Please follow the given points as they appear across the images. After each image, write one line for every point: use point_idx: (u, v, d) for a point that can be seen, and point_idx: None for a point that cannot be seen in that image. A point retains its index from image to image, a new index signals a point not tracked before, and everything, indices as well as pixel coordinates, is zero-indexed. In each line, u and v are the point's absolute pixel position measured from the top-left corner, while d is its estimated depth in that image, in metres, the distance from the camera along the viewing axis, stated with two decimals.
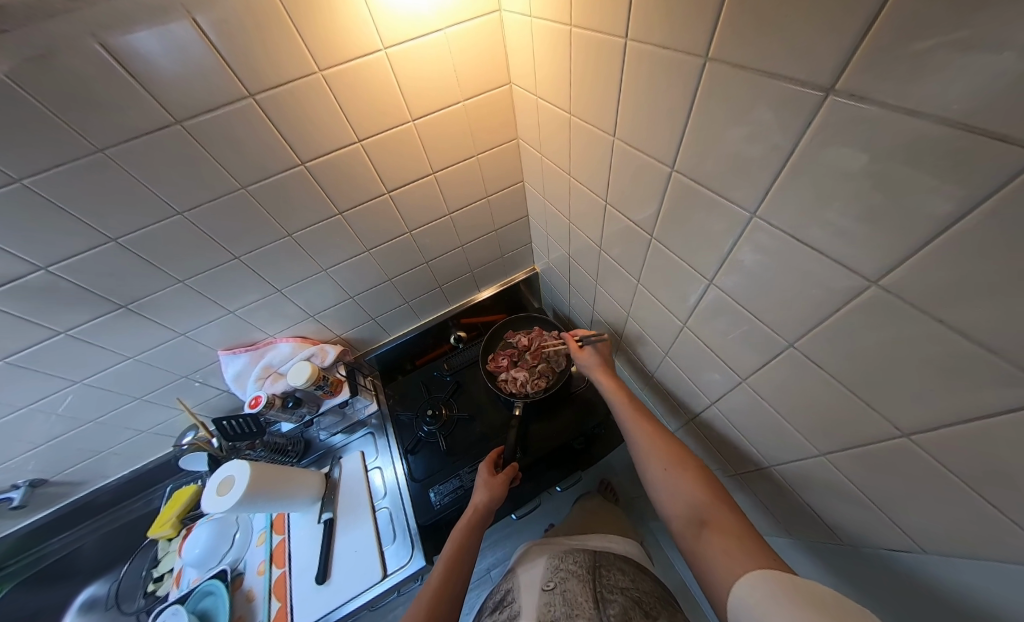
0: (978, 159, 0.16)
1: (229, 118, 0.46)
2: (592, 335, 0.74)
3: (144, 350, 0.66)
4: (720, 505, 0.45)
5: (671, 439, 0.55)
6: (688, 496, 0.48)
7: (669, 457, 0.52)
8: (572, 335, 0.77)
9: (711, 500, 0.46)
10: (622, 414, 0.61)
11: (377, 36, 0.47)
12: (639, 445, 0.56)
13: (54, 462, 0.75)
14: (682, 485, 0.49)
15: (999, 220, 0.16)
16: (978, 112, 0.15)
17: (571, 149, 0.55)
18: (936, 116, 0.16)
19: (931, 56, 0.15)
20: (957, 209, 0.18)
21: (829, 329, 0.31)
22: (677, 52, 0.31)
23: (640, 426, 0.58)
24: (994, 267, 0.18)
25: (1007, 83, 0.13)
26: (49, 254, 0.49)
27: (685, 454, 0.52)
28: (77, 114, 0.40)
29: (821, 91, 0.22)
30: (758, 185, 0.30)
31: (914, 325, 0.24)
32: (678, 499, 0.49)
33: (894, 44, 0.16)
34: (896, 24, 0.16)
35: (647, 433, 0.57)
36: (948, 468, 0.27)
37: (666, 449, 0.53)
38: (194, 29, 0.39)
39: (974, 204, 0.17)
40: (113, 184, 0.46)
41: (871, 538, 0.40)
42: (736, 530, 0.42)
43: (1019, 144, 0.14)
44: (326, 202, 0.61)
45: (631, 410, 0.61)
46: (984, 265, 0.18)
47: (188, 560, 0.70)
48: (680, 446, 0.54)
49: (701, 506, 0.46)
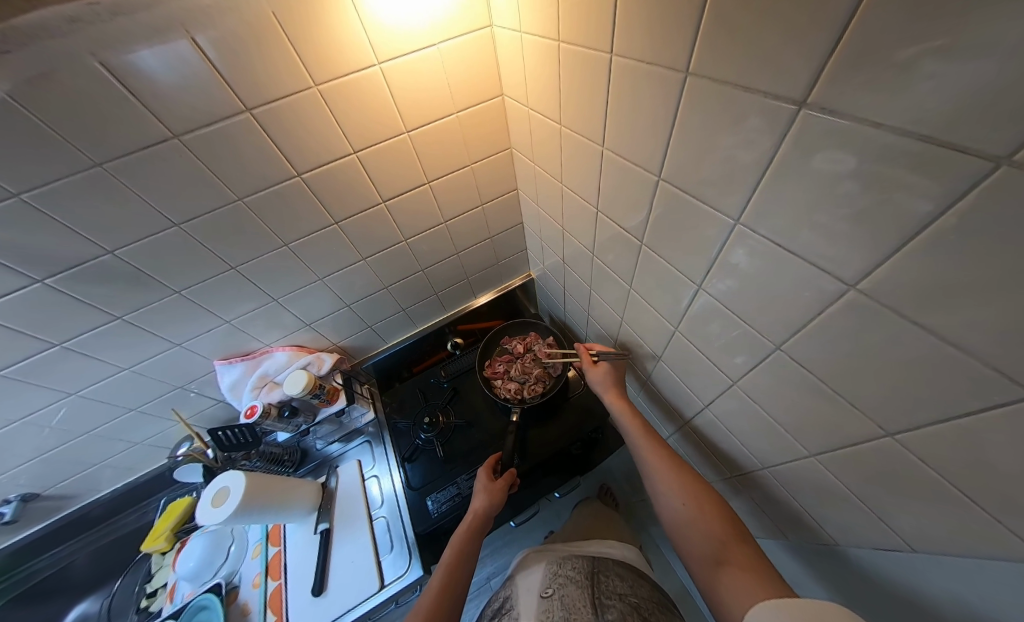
0: (950, 161, 0.16)
1: (225, 132, 0.47)
2: (609, 351, 0.74)
3: (139, 362, 0.66)
4: (737, 542, 0.45)
5: (687, 471, 0.54)
6: (707, 531, 0.47)
7: (686, 488, 0.52)
8: (587, 349, 0.76)
9: (728, 537, 0.46)
10: (635, 442, 0.60)
11: (372, 51, 0.48)
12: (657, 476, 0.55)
13: (47, 475, 0.75)
14: (700, 519, 0.48)
15: (973, 219, 0.17)
16: (945, 117, 0.16)
17: (562, 158, 0.56)
18: (904, 124, 0.18)
19: (901, 64, 0.16)
20: (932, 210, 0.19)
21: (815, 331, 0.32)
22: (659, 67, 0.32)
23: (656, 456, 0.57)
24: (968, 266, 0.18)
25: (971, 90, 0.14)
26: (45, 267, 0.49)
27: (703, 486, 0.52)
28: (75, 130, 0.41)
29: (792, 104, 0.23)
30: (742, 192, 0.31)
31: (894, 326, 0.25)
32: (701, 538, 0.47)
33: (863, 58, 0.18)
34: (863, 39, 0.17)
35: (663, 463, 0.55)
36: (932, 468, 0.27)
37: (685, 479, 0.53)
38: (193, 48, 0.40)
39: (949, 204, 0.18)
40: (110, 197, 0.47)
41: (862, 541, 0.41)
42: (755, 565, 0.42)
43: (976, 153, 0.15)
44: (322, 212, 0.62)
45: (646, 441, 0.59)
46: (960, 264, 0.19)
47: (181, 574, 0.69)
48: (695, 477, 0.53)
49: (719, 542, 0.46)
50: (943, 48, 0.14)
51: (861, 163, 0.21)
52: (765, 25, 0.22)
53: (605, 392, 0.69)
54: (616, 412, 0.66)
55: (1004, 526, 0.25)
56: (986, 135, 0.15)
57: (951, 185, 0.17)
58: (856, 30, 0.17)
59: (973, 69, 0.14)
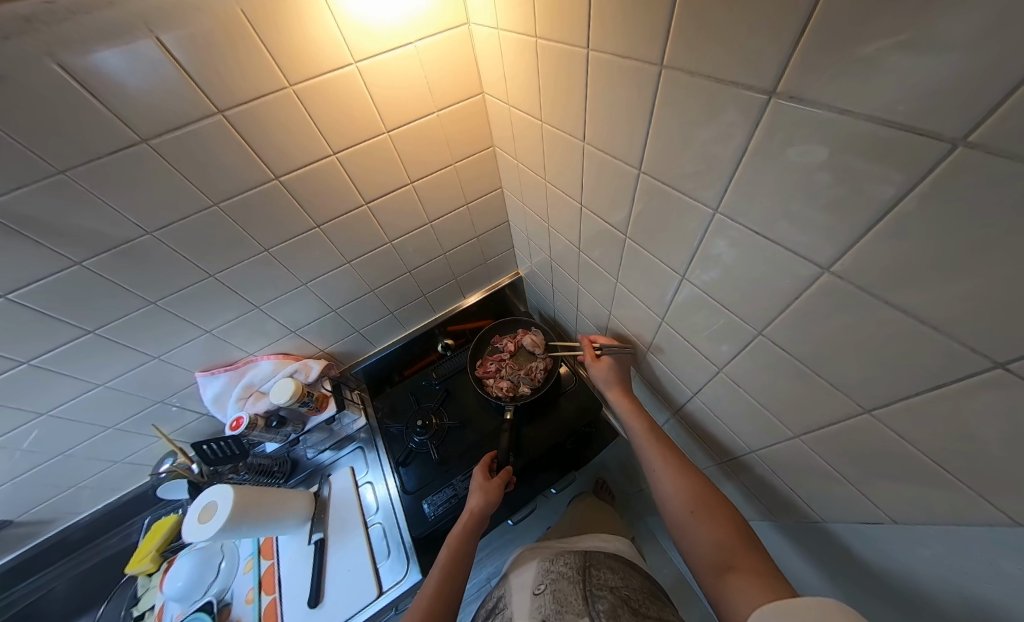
0: (912, 144, 0.17)
1: (197, 135, 0.46)
2: (613, 344, 0.71)
3: (116, 377, 0.64)
4: (744, 550, 0.45)
5: (694, 475, 0.54)
6: (712, 539, 0.47)
7: (693, 495, 0.52)
8: (590, 342, 0.74)
9: (736, 545, 0.46)
10: (641, 442, 0.61)
11: (347, 50, 0.47)
12: (663, 481, 0.56)
13: (19, 501, 0.71)
14: (706, 528, 0.48)
15: (933, 200, 0.18)
16: (903, 102, 0.16)
17: (544, 154, 0.56)
18: (870, 109, 0.18)
19: (864, 53, 0.17)
20: (895, 194, 0.20)
21: (794, 315, 0.33)
22: (634, 61, 0.32)
23: (664, 459, 0.57)
24: (930, 245, 0.19)
25: (929, 71, 0.15)
26: (9, 281, 0.47)
27: (710, 493, 0.52)
28: (33, 136, 0.39)
29: (763, 94, 0.24)
30: (718, 183, 0.32)
31: (865, 307, 0.25)
32: (705, 546, 0.48)
33: (827, 46, 0.18)
34: (826, 27, 0.18)
35: (670, 468, 0.56)
36: (911, 443, 0.28)
37: (691, 485, 0.53)
38: (158, 48, 0.38)
39: (911, 187, 0.18)
40: (74, 203, 0.44)
41: (849, 516, 0.42)
42: (763, 572, 0.42)
43: (934, 136, 0.16)
44: (304, 216, 0.61)
45: (652, 441, 0.60)
46: (921, 244, 0.20)
47: (169, 595, 0.66)
48: (704, 485, 0.53)
49: (726, 550, 0.46)
50: (899, 37, 0.15)
51: (827, 152, 0.22)
52: (734, 16, 0.22)
53: (609, 389, 0.69)
54: (622, 412, 0.66)
55: (976, 492, 0.26)
56: (943, 118, 0.15)
57: (915, 169, 0.18)
58: (820, 19, 0.18)
59: (925, 57, 0.14)
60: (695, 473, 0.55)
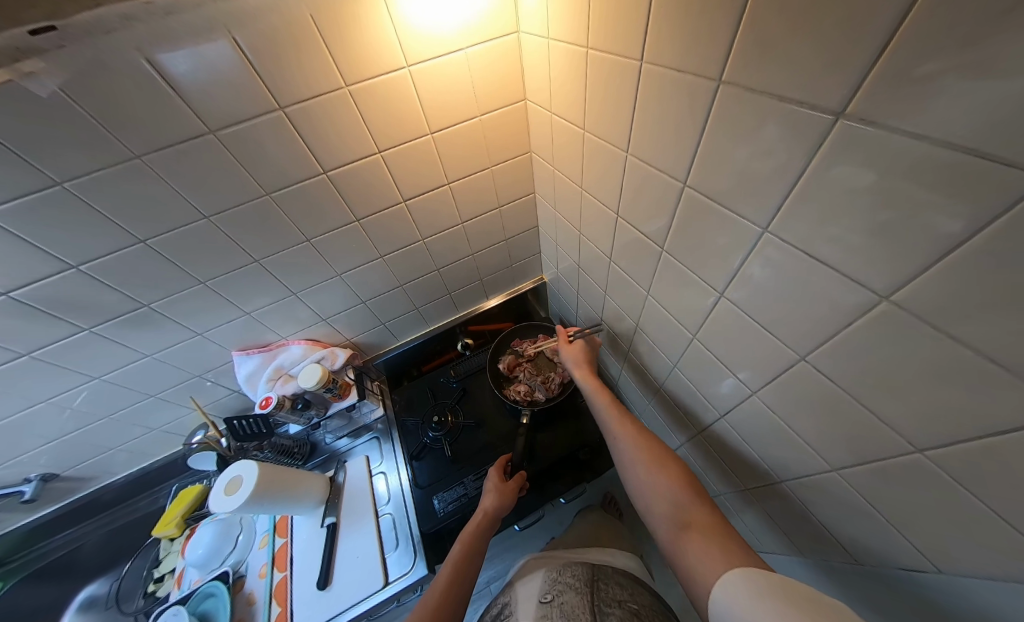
0: (989, 180, 0.16)
1: (257, 128, 0.49)
2: (581, 333, 0.83)
3: (162, 349, 0.68)
4: (701, 507, 0.47)
5: (653, 439, 0.57)
6: (672, 499, 0.49)
7: (653, 457, 0.54)
8: (564, 329, 0.83)
9: (693, 503, 0.47)
10: (604, 416, 0.64)
11: (402, 54, 0.50)
12: (625, 447, 0.58)
13: (65, 457, 0.76)
14: (666, 489, 0.50)
15: (1009, 239, 0.17)
16: (985, 135, 0.16)
17: (583, 162, 0.57)
18: (945, 139, 0.17)
19: (940, 80, 0.16)
20: (967, 228, 0.18)
21: (840, 344, 0.31)
22: (691, 75, 0.32)
23: (623, 426, 0.61)
24: (1002, 284, 0.18)
25: (1013, 106, 0.14)
26: (81, 254, 0.51)
27: (666, 456, 0.54)
28: (117, 123, 0.42)
29: (830, 115, 0.23)
30: (767, 203, 0.31)
31: (923, 342, 0.24)
32: (665, 506, 0.49)
33: (905, 70, 0.17)
34: (908, 52, 0.17)
35: (631, 434, 0.59)
36: (968, 489, 0.27)
37: (652, 449, 0.55)
38: (231, 47, 0.41)
39: (985, 224, 0.17)
40: (142, 185, 0.48)
41: (886, 559, 0.39)
42: (718, 528, 0.44)
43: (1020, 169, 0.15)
44: (345, 209, 0.64)
45: (613, 414, 0.63)
46: (993, 282, 0.18)
47: (189, 561, 0.70)
48: (661, 448, 0.55)
49: (684, 508, 0.47)
50: (982, 69, 0.14)
51: (893, 177, 0.21)
52: (802, 35, 0.22)
53: (577, 368, 0.75)
54: (586, 388, 0.70)
55: None
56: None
57: (992, 204, 0.17)
58: (900, 43, 0.17)
59: (1008, 91, 0.14)
60: (653, 436, 0.57)
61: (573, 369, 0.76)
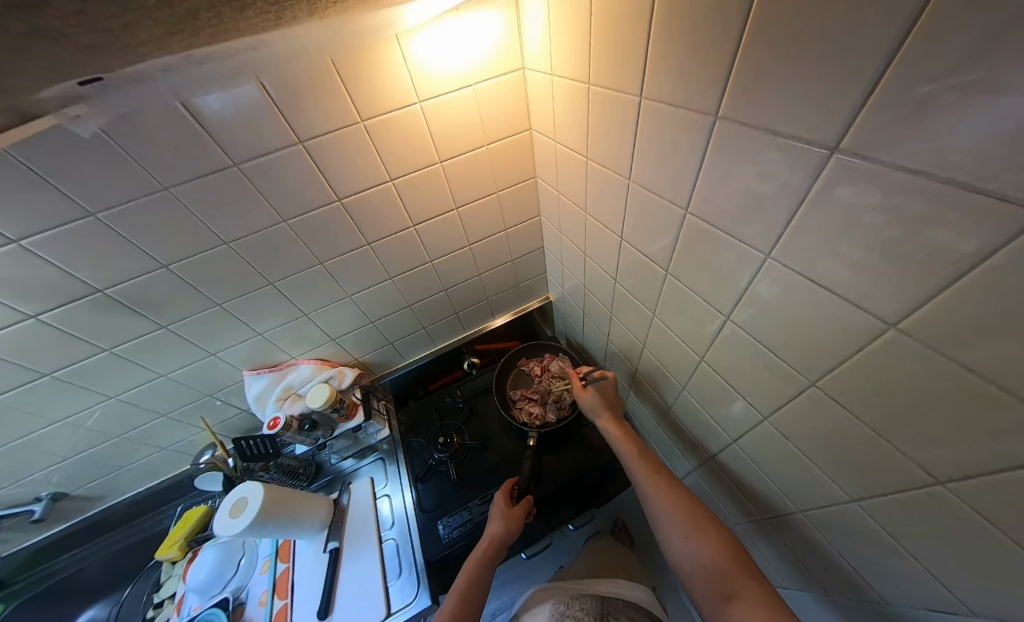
0: (992, 208, 0.17)
1: (279, 160, 0.52)
2: (595, 374, 0.75)
3: (177, 368, 0.69)
4: (746, 576, 0.46)
5: (686, 496, 0.55)
6: (713, 567, 0.48)
7: (690, 521, 0.52)
8: (577, 372, 0.78)
9: (737, 571, 0.47)
10: (634, 467, 0.61)
11: (414, 91, 0.53)
12: (656, 503, 0.56)
13: (76, 475, 0.77)
14: (706, 554, 0.49)
15: (1020, 264, 0.17)
16: (985, 165, 0.16)
17: (587, 188, 0.59)
18: (944, 168, 0.18)
19: (938, 112, 0.17)
20: (980, 249, 0.18)
21: (852, 368, 0.31)
22: (689, 110, 0.34)
23: (654, 478, 0.58)
24: (1016, 310, 0.18)
25: (1013, 136, 0.14)
26: (107, 278, 0.54)
27: (706, 516, 0.52)
28: (151, 157, 0.45)
29: (825, 148, 0.24)
30: (770, 228, 0.32)
31: (934, 368, 0.24)
32: (704, 574, 0.49)
33: (902, 103, 0.18)
34: (902, 89, 0.18)
35: (662, 489, 0.56)
36: (998, 526, 0.25)
37: (687, 511, 0.53)
38: (259, 90, 0.45)
39: (995, 248, 0.17)
40: (169, 214, 0.51)
41: (915, 599, 0.37)
42: (768, 603, 0.43)
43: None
44: (357, 234, 0.66)
45: (643, 466, 0.60)
46: (1012, 306, 0.18)
47: (191, 586, 0.68)
48: (699, 508, 0.53)
49: (728, 578, 0.47)
50: (983, 98, 0.15)
51: (895, 202, 0.21)
52: (795, 75, 0.23)
53: (598, 418, 0.70)
54: (613, 436, 0.67)
55: None
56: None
57: (995, 230, 0.17)
58: (892, 79, 0.18)
59: (1011, 115, 0.14)
60: (687, 494, 0.55)
61: (595, 415, 0.72)
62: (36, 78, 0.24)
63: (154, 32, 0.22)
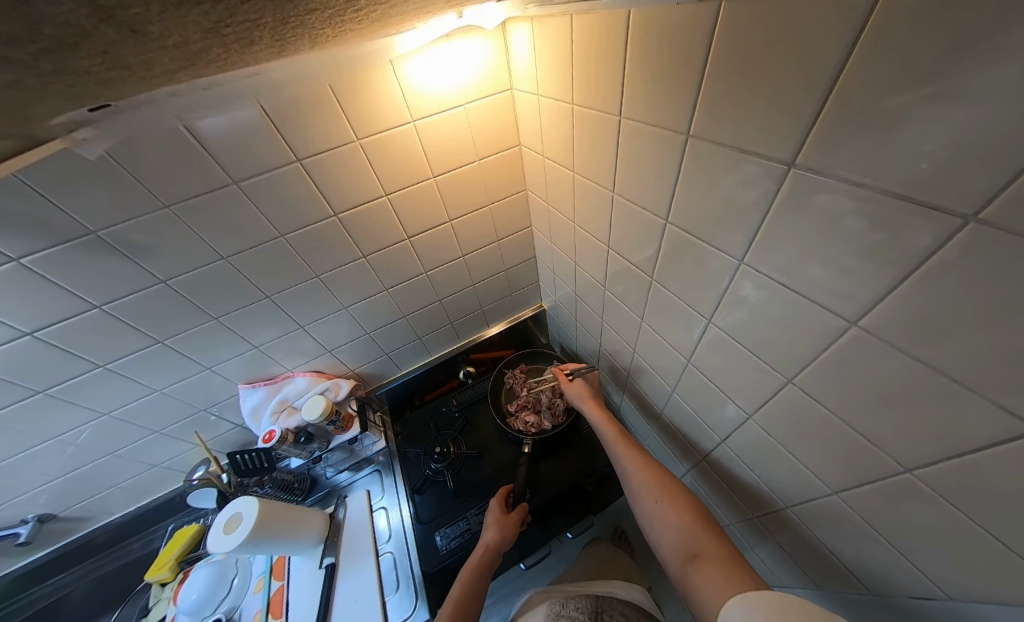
0: (942, 203, 0.19)
1: (277, 177, 0.54)
2: (581, 368, 0.82)
3: (172, 383, 0.69)
4: (709, 535, 0.47)
5: (658, 468, 0.57)
6: (680, 527, 0.49)
7: (657, 485, 0.55)
8: (562, 368, 0.82)
9: (700, 530, 0.48)
10: (610, 444, 0.64)
11: (407, 111, 0.56)
12: (633, 478, 0.58)
13: (64, 496, 0.75)
14: (673, 517, 0.50)
15: (972, 255, 0.19)
16: (935, 163, 0.18)
17: (575, 201, 0.62)
18: (897, 171, 0.20)
19: (891, 118, 0.19)
20: (934, 241, 0.20)
21: (825, 365, 0.33)
22: (663, 129, 0.37)
23: (631, 456, 0.61)
24: (967, 298, 0.20)
25: (962, 135, 0.16)
26: (106, 294, 0.54)
27: (672, 484, 0.54)
28: (154, 176, 0.47)
29: (783, 164, 0.27)
30: (745, 234, 0.34)
31: (896, 359, 0.26)
32: (673, 536, 0.49)
33: (855, 116, 0.21)
34: (855, 104, 0.20)
35: (639, 465, 0.59)
36: (957, 507, 0.27)
37: (657, 479, 0.55)
38: (259, 112, 0.47)
39: (947, 239, 0.19)
40: (169, 231, 0.52)
41: (894, 587, 0.39)
42: (725, 557, 0.44)
43: (971, 189, 0.17)
44: (353, 247, 0.68)
45: (619, 443, 0.63)
46: (961, 295, 0.20)
47: (182, 608, 0.66)
48: (665, 475, 0.56)
49: (691, 538, 0.48)
50: (941, 100, 0.16)
51: (855, 204, 0.23)
52: (759, 95, 0.26)
53: (583, 403, 0.73)
54: (594, 420, 0.70)
55: None
56: (975, 176, 0.17)
57: (947, 223, 0.19)
58: (843, 96, 0.21)
59: (960, 114, 0.16)
60: (661, 467, 0.57)
61: (579, 403, 0.75)
62: (54, 107, 0.26)
63: (166, 66, 0.24)
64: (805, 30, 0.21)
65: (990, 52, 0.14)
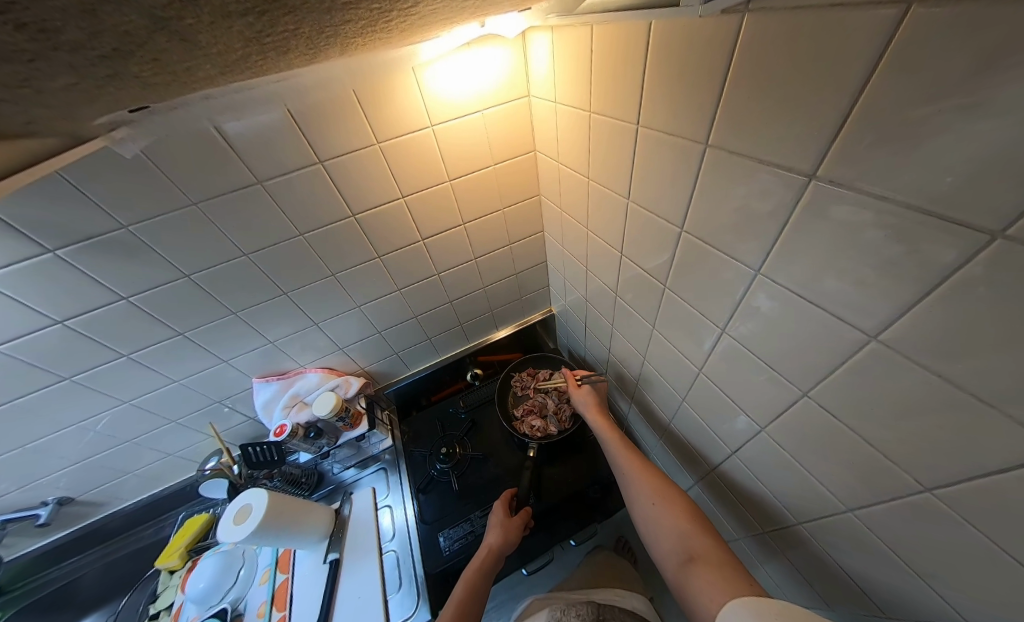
0: (967, 219, 0.18)
1: (297, 178, 0.55)
2: (591, 374, 0.82)
3: (189, 375, 0.71)
4: (707, 540, 0.46)
5: (657, 473, 0.57)
6: (678, 531, 0.49)
7: (656, 489, 0.54)
8: (573, 374, 0.84)
9: (698, 535, 0.47)
10: (609, 448, 0.65)
11: (427, 117, 0.57)
12: (632, 480, 0.58)
13: (82, 480, 0.77)
14: (671, 520, 0.50)
15: (999, 271, 0.18)
16: (961, 177, 0.18)
17: (588, 207, 0.62)
18: (920, 185, 0.20)
19: (916, 133, 0.19)
20: (960, 256, 0.20)
21: (842, 379, 0.32)
22: (681, 138, 0.37)
23: (631, 460, 0.61)
24: (994, 314, 0.19)
25: (987, 150, 0.16)
26: (133, 286, 0.56)
27: (672, 489, 0.54)
28: (184, 176, 0.49)
29: (803, 176, 0.27)
30: (762, 243, 0.34)
31: (917, 375, 0.25)
32: (670, 538, 0.49)
33: (878, 129, 0.21)
34: (878, 117, 0.20)
35: (639, 468, 0.59)
36: (981, 530, 0.26)
37: (655, 482, 0.55)
38: (285, 116, 0.49)
39: (973, 254, 0.19)
40: (195, 227, 0.54)
41: (912, 611, 0.37)
42: (723, 561, 0.43)
43: (998, 205, 0.17)
44: (368, 247, 0.69)
45: (619, 447, 0.64)
46: (986, 312, 0.20)
47: (190, 596, 0.67)
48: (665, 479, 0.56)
49: (689, 541, 0.47)
50: (966, 116, 0.16)
51: (876, 218, 0.23)
52: (779, 107, 0.26)
53: (587, 411, 0.74)
54: (596, 427, 0.71)
55: None
56: (1002, 191, 0.16)
57: (973, 238, 0.19)
58: (867, 109, 0.21)
59: (986, 129, 0.16)
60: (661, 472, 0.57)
61: (585, 410, 0.75)
62: (100, 108, 0.27)
63: (206, 71, 0.25)
64: (832, 43, 0.21)
65: (1017, 67, 0.14)
